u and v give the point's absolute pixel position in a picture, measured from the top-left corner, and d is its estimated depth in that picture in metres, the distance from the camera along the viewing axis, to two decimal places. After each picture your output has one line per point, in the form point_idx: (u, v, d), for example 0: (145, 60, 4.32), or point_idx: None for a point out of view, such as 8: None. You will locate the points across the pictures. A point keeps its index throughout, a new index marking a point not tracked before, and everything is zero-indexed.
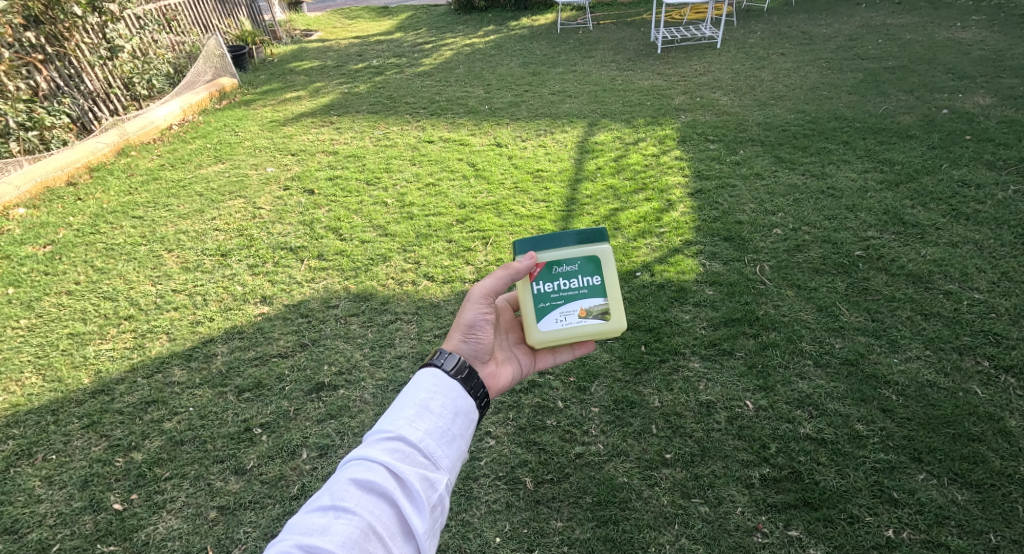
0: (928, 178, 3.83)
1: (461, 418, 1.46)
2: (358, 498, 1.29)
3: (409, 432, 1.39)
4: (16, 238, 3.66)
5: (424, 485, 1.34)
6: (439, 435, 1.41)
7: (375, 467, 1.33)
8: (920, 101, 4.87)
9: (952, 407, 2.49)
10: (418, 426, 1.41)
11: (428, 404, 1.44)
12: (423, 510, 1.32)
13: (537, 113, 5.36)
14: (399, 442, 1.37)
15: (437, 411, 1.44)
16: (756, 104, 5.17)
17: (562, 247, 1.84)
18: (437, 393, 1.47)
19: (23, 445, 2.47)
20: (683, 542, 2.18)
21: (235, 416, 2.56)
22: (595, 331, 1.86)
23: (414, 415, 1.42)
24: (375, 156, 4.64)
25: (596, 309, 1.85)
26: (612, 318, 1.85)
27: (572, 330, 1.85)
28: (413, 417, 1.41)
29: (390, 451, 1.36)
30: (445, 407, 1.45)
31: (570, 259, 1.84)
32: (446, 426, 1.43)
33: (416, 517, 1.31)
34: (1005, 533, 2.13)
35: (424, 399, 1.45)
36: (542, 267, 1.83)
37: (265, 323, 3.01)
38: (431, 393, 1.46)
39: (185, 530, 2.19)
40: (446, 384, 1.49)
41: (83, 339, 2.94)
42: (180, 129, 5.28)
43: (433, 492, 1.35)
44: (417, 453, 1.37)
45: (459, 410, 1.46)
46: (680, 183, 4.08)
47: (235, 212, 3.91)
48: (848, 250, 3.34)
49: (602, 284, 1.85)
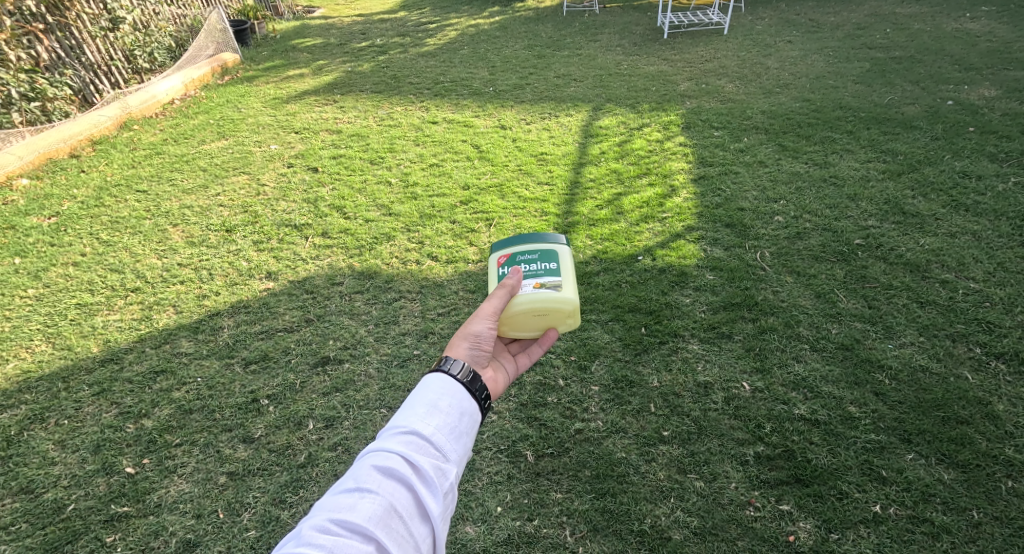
0: (930, 169, 3.86)
1: (467, 416, 1.47)
2: (378, 481, 1.32)
3: (422, 426, 1.41)
4: (21, 208, 3.68)
5: (438, 473, 1.37)
6: (448, 430, 1.43)
7: (391, 456, 1.35)
8: (926, 92, 4.87)
9: (942, 392, 2.55)
10: (429, 421, 1.42)
11: (437, 403, 1.46)
12: (437, 494, 1.34)
13: (541, 96, 5.35)
14: (412, 434, 1.39)
15: (446, 409, 1.45)
16: (761, 91, 5.16)
17: (527, 241, 2.04)
18: (443, 392, 1.48)
19: (35, 410, 2.52)
20: (678, 515, 2.24)
21: (242, 387, 2.61)
22: (548, 301, 1.91)
23: (424, 411, 1.44)
24: (378, 136, 4.64)
25: (550, 283, 1.94)
26: (563, 290, 1.93)
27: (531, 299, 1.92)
28: (424, 413, 1.43)
29: (404, 441, 1.38)
30: (453, 406, 1.47)
31: (530, 248, 2.02)
32: (456, 421, 1.45)
33: (431, 500, 1.33)
34: (988, 511, 2.19)
35: (433, 398, 1.46)
36: (506, 257, 2.03)
37: (270, 299, 3.05)
38: (439, 393, 1.48)
39: (196, 493, 2.25)
40: (452, 385, 1.50)
41: (91, 309, 2.98)
42: (181, 103, 5.26)
43: (445, 479, 1.37)
44: (429, 444, 1.39)
45: (465, 408, 1.48)
46: (683, 169, 4.10)
47: (239, 188, 3.93)
48: (848, 239, 3.37)
49: (559, 268, 1.98)
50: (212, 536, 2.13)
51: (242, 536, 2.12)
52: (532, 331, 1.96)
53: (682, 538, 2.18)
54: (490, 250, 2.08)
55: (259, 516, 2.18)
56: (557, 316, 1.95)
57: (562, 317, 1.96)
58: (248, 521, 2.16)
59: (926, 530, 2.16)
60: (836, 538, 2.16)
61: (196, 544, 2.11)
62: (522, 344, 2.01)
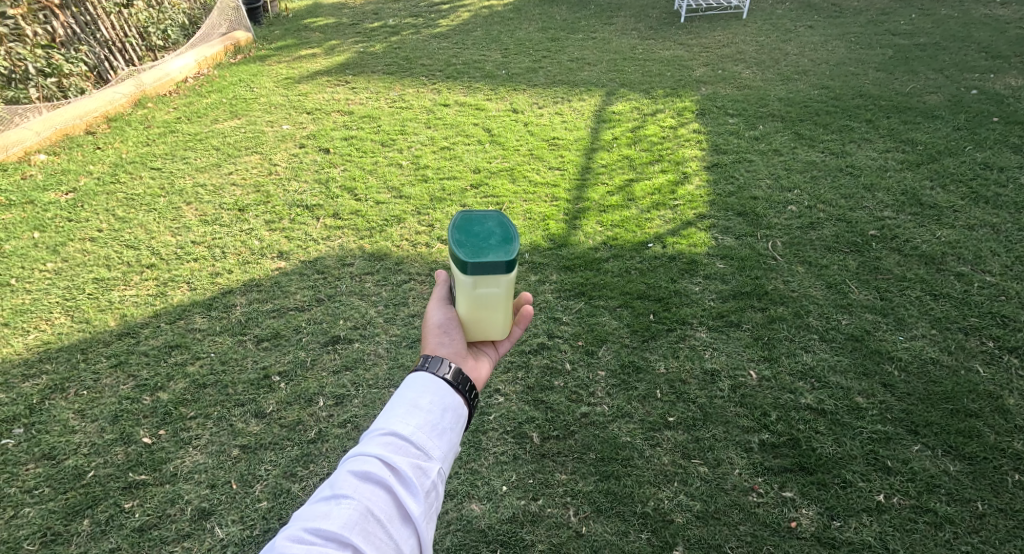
0: (951, 160, 3.79)
1: (450, 413, 1.38)
2: (355, 486, 1.24)
3: (401, 427, 1.32)
4: (39, 183, 3.73)
5: (418, 472, 1.29)
6: (430, 429, 1.34)
7: (369, 459, 1.27)
8: (949, 80, 4.76)
9: (952, 385, 2.54)
10: (408, 421, 1.34)
11: (417, 402, 1.37)
12: (419, 494, 1.26)
13: (554, 79, 5.31)
14: (391, 434, 1.31)
15: (427, 407, 1.37)
16: (779, 78, 5.08)
17: None
18: (425, 390, 1.40)
19: (55, 380, 2.58)
20: (681, 499, 2.26)
21: (255, 363, 2.66)
22: None
23: (404, 411, 1.35)
24: (390, 118, 4.64)
25: None
26: None
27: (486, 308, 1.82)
28: (404, 413, 1.35)
29: (383, 443, 1.30)
30: (435, 403, 1.38)
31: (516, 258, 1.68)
32: (438, 419, 1.37)
33: (411, 501, 1.25)
34: (992, 502, 2.19)
35: (413, 397, 1.38)
36: None
37: (282, 278, 3.08)
38: (420, 391, 1.39)
39: (210, 465, 2.31)
40: (435, 383, 1.42)
41: (108, 284, 3.04)
42: (195, 82, 5.28)
43: (427, 478, 1.29)
44: (409, 445, 1.31)
45: (448, 404, 1.39)
46: (696, 156, 4.06)
47: (252, 168, 3.96)
48: (863, 229, 3.34)
49: None
50: (225, 506, 2.19)
51: (254, 506, 2.18)
52: None
53: (685, 521, 2.20)
54: None
55: (271, 488, 2.23)
56: None
57: None
58: (260, 492, 2.22)
59: (929, 520, 2.16)
60: (839, 525, 2.17)
61: (210, 513, 2.17)
62: None
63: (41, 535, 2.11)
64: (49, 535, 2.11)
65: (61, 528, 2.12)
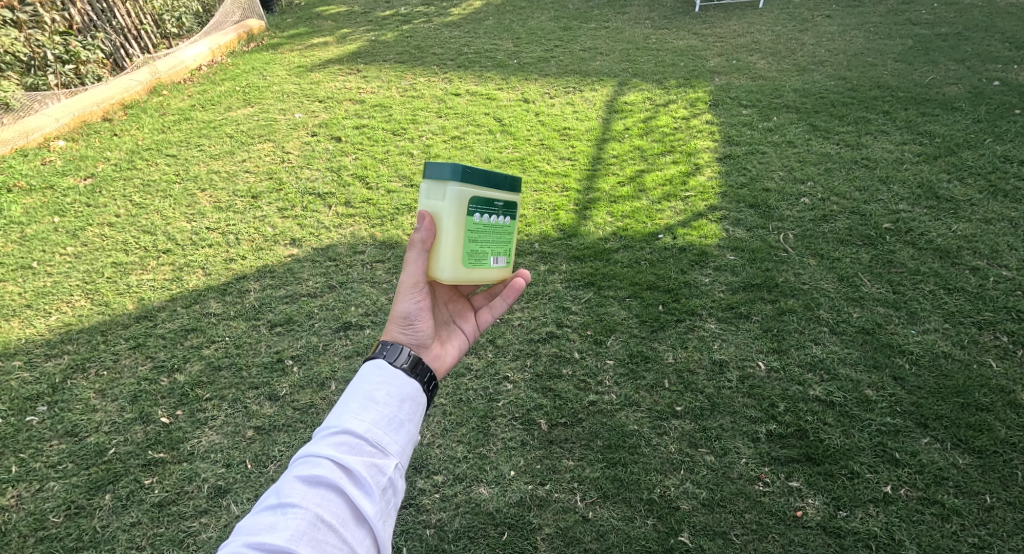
0: (969, 153, 3.74)
1: (407, 403, 1.46)
2: (304, 493, 1.28)
3: (355, 424, 1.38)
4: (58, 169, 3.80)
5: (372, 471, 1.34)
6: (385, 424, 1.40)
7: (321, 461, 1.32)
8: (970, 71, 4.68)
9: (963, 378, 2.53)
10: (363, 418, 1.39)
11: (372, 396, 1.43)
12: (373, 493, 1.31)
13: (566, 69, 5.29)
14: (344, 434, 1.36)
15: (382, 401, 1.43)
16: (794, 68, 5.02)
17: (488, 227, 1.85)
18: (380, 384, 1.46)
19: (77, 360, 2.65)
20: (687, 486, 2.28)
21: (268, 347, 2.71)
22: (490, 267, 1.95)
23: (359, 407, 1.41)
24: (401, 107, 4.66)
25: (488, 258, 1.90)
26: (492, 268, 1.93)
27: (486, 271, 1.87)
28: (358, 410, 1.40)
29: (336, 444, 1.34)
30: (391, 396, 1.45)
31: (498, 196, 1.86)
32: (393, 412, 1.43)
33: (365, 501, 1.30)
34: (1001, 496, 2.19)
35: (368, 391, 1.44)
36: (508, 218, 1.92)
37: (294, 264, 3.13)
38: (375, 384, 1.46)
39: (226, 445, 2.37)
40: (392, 374, 1.50)
41: (126, 268, 3.10)
42: (209, 70, 5.33)
43: (382, 475, 1.34)
44: (363, 443, 1.36)
45: (404, 396, 1.47)
46: (709, 148, 4.04)
47: (265, 155, 4.00)
48: (876, 222, 3.31)
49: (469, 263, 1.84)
50: (240, 484, 2.25)
51: (268, 485, 2.24)
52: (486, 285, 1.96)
53: (690, 508, 2.22)
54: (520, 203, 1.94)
55: (284, 468, 2.30)
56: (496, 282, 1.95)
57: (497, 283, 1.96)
58: (274, 472, 2.28)
59: (935, 512, 2.16)
60: (844, 515, 2.18)
61: (226, 491, 2.23)
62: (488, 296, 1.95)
63: (64, 508, 2.18)
64: (72, 508, 2.18)
65: (84, 502, 2.19)
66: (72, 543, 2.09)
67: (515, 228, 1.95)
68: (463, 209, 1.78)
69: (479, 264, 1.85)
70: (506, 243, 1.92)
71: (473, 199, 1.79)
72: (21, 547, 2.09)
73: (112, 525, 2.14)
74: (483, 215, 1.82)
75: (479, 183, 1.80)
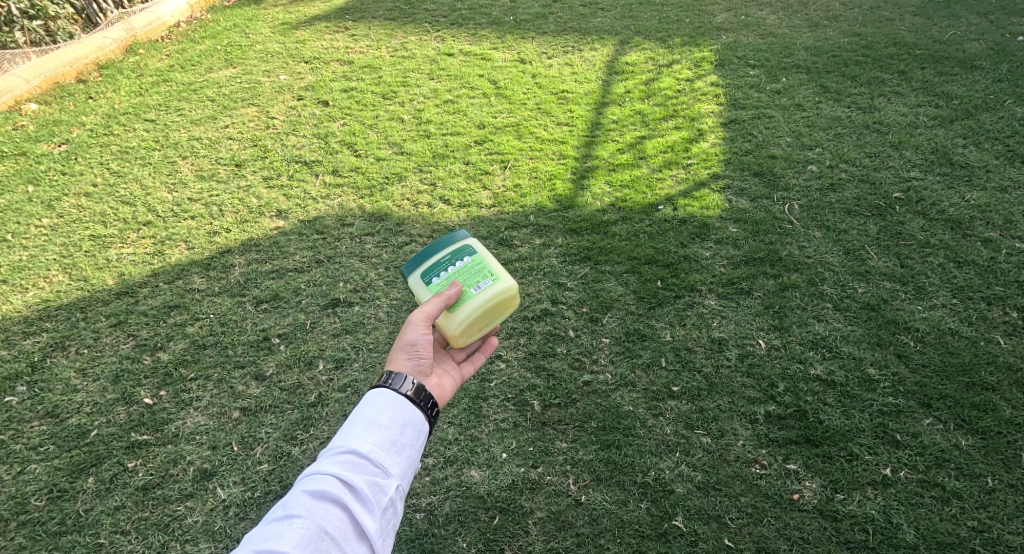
0: (987, 115, 3.56)
1: (411, 428, 1.36)
2: (309, 505, 1.18)
3: (360, 443, 1.28)
4: (31, 135, 3.65)
5: (375, 489, 1.24)
6: (389, 445, 1.31)
7: (325, 476, 1.22)
8: (994, 26, 4.43)
9: (970, 356, 2.45)
10: (367, 437, 1.30)
11: (376, 418, 1.34)
12: (374, 511, 1.21)
13: (566, 26, 5.02)
14: (348, 452, 1.27)
15: (387, 423, 1.34)
16: (806, 25, 4.75)
17: (448, 276, 1.81)
18: (384, 406, 1.36)
19: (55, 338, 2.58)
20: (682, 469, 2.23)
21: (254, 326, 2.64)
22: (493, 296, 1.80)
23: (363, 428, 1.31)
24: (391, 68, 4.44)
25: (481, 289, 1.79)
26: (494, 288, 1.81)
27: (473, 301, 1.77)
28: (364, 430, 1.31)
29: (339, 460, 1.25)
30: (394, 420, 1.35)
31: (441, 253, 1.85)
32: (397, 435, 1.33)
33: (368, 518, 1.20)
34: (1003, 478, 2.13)
35: (373, 413, 1.35)
36: (464, 254, 1.85)
37: (280, 238, 3.02)
38: (380, 407, 1.36)
39: (211, 426, 2.32)
40: (395, 399, 1.39)
41: (105, 242, 3.00)
42: (188, 26, 5.06)
43: (385, 494, 1.24)
44: (367, 462, 1.27)
45: (408, 420, 1.36)
46: (713, 112, 3.86)
47: (248, 121, 3.83)
48: (887, 191, 3.17)
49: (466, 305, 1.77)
50: (226, 468, 2.21)
51: (256, 468, 2.20)
52: (489, 320, 1.85)
53: (685, 491, 2.17)
54: (463, 236, 1.88)
55: (272, 450, 2.25)
56: (500, 305, 1.83)
57: (503, 305, 1.85)
58: (261, 455, 2.23)
59: (935, 495, 2.11)
60: (842, 498, 2.12)
61: (212, 474, 2.19)
62: (466, 351, 1.90)
63: (47, 491, 2.14)
64: (55, 492, 2.13)
65: (66, 485, 2.15)
66: (54, 527, 2.06)
67: (483, 254, 1.86)
68: (421, 288, 1.83)
69: (461, 305, 1.76)
70: (480, 268, 1.83)
71: (424, 275, 1.83)
72: (4, 531, 2.05)
73: (96, 509, 2.10)
74: (438, 275, 1.81)
75: (418, 263, 1.86)
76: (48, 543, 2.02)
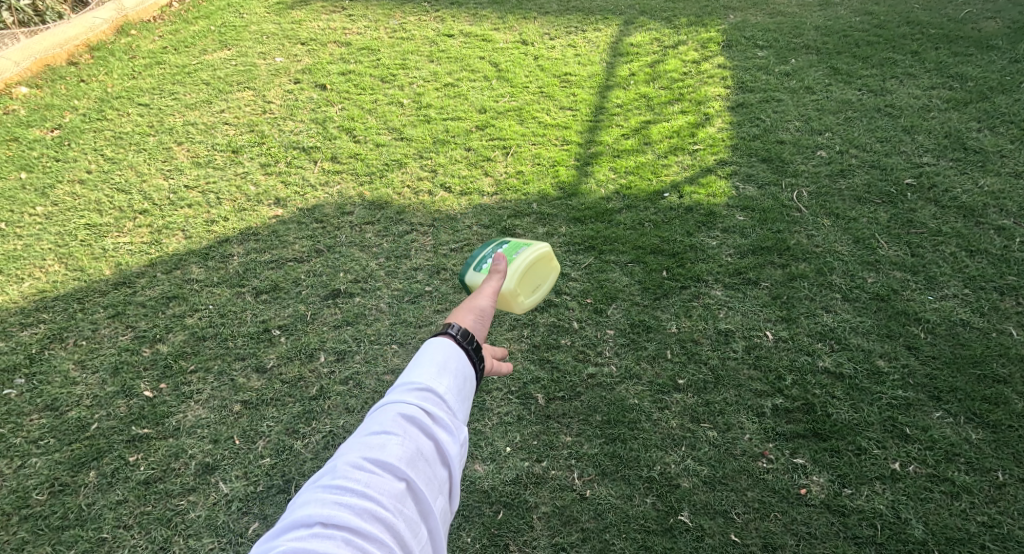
0: (1003, 98, 3.47)
1: (468, 375, 1.21)
2: (384, 443, 1.03)
3: (429, 381, 1.14)
4: (22, 119, 3.57)
5: (449, 424, 1.10)
6: (454, 385, 1.17)
7: (397, 411, 1.08)
8: (1011, 4, 4.29)
9: (981, 348, 2.41)
10: (434, 375, 1.16)
11: (438, 360, 1.19)
12: (451, 445, 1.08)
13: (569, 5, 4.89)
14: (417, 388, 1.13)
15: (448, 363, 1.19)
16: (817, 3, 4.61)
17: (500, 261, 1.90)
18: (443, 351, 1.22)
19: (53, 330, 2.54)
20: (689, 463, 2.19)
21: (254, 317, 2.59)
22: (538, 254, 1.96)
23: (427, 368, 1.17)
24: (390, 50, 4.33)
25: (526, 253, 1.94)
26: (534, 251, 1.96)
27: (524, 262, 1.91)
28: (429, 368, 1.17)
29: (410, 395, 1.11)
30: (455, 363, 1.21)
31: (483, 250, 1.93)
32: (458, 375, 1.19)
33: (444, 455, 1.06)
34: (1014, 472, 2.09)
35: (434, 357, 1.20)
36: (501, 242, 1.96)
37: (279, 226, 2.97)
38: (439, 351, 1.22)
39: (212, 420, 2.29)
40: (452, 346, 1.24)
41: (100, 231, 2.94)
42: (181, 6, 4.93)
43: (458, 430, 1.11)
44: (437, 397, 1.13)
45: (465, 365, 1.22)
46: (720, 95, 3.76)
47: (244, 105, 3.74)
48: (898, 177, 3.09)
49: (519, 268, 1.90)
50: (228, 462, 2.18)
51: (257, 462, 2.18)
52: (535, 282, 2.00)
53: (691, 486, 2.14)
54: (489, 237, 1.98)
55: (273, 444, 2.22)
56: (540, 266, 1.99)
57: (543, 265, 2.02)
58: (263, 449, 2.21)
59: (945, 489, 2.08)
60: (850, 493, 2.09)
61: (213, 468, 2.16)
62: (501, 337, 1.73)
63: (48, 485, 2.11)
64: (55, 486, 2.11)
65: (67, 480, 2.12)
66: (56, 521, 2.03)
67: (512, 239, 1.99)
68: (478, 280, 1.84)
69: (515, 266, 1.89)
70: (515, 244, 1.97)
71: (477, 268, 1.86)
72: (6, 526, 2.02)
73: (98, 503, 2.07)
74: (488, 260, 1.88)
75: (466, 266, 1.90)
76: (49, 538, 2.00)
